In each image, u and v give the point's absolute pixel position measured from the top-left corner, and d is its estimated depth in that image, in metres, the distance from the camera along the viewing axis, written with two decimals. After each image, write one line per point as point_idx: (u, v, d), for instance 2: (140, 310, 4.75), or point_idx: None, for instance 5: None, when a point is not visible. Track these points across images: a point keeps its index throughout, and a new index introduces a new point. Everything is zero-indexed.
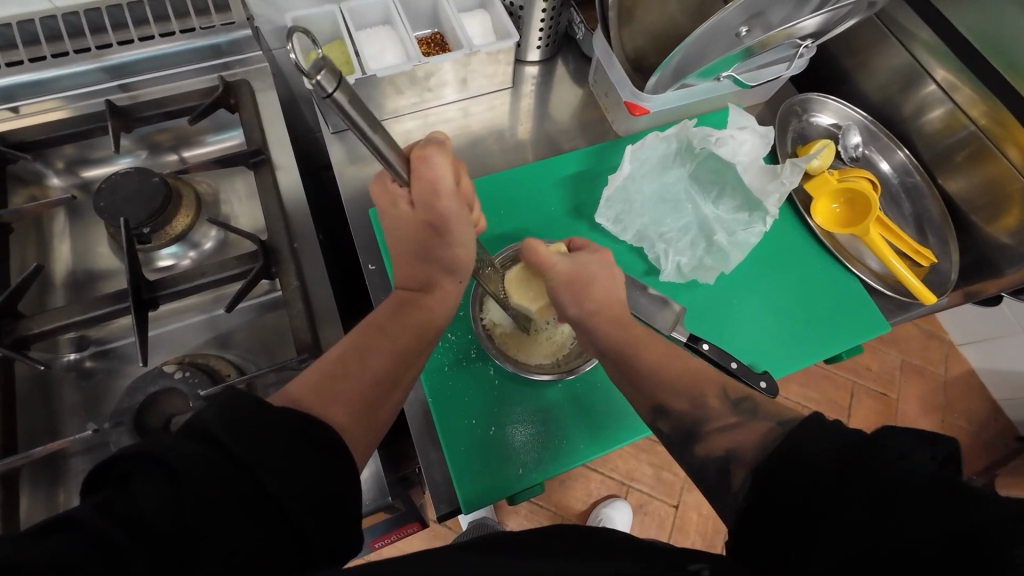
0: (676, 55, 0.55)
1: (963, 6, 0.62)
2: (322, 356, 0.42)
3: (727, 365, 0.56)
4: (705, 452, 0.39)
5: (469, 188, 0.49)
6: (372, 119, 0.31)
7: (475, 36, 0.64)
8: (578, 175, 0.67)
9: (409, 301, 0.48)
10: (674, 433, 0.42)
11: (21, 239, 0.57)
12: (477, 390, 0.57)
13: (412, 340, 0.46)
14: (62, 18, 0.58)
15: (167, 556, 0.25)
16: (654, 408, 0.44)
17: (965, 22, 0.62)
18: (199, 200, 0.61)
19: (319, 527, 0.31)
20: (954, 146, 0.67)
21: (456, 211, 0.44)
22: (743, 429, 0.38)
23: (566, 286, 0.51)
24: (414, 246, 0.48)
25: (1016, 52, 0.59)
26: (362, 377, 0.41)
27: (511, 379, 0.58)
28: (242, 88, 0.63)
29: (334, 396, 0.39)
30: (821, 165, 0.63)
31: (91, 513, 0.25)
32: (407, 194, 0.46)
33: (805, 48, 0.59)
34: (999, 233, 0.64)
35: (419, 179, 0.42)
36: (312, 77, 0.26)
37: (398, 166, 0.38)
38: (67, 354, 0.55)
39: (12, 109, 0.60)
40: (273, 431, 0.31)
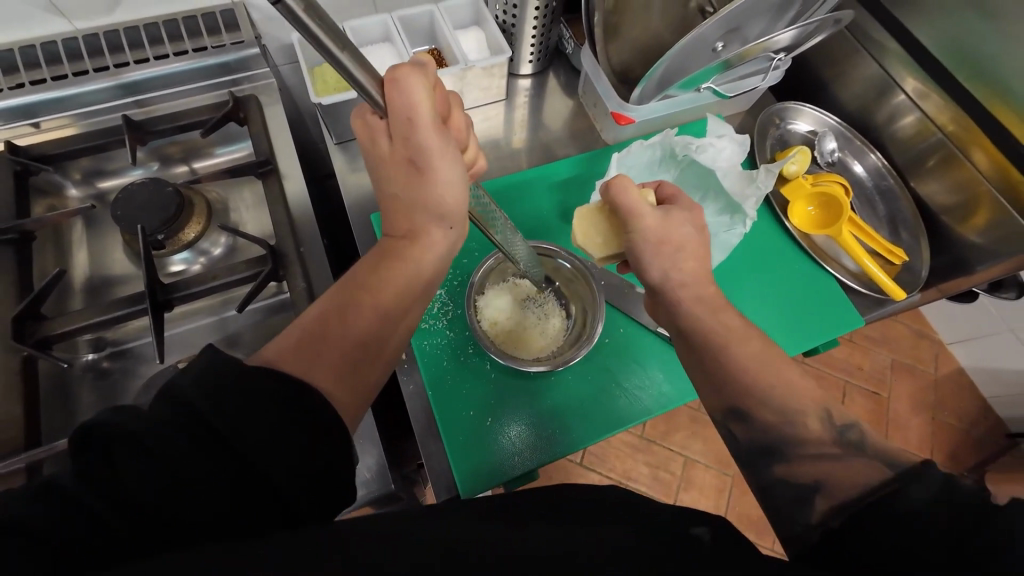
0: (658, 69, 0.58)
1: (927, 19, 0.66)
2: (300, 319, 0.42)
3: None
4: (802, 476, 0.38)
5: (459, 123, 0.48)
6: (337, 35, 0.30)
7: (470, 51, 0.69)
8: (569, 180, 0.71)
9: (401, 250, 0.49)
10: (750, 437, 0.42)
11: (41, 248, 0.60)
12: (473, 383, 0.60)
13: (395, 297, 0.46)
14: (83, 39, 0.62)
15: (154, 526, 0.26)
16: (727, 409, 0.44)
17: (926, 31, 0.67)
18: (209, 209, 0.65)
19: (308, 496, 0.31)
20: (925, 152, 0.70)
21: (435, 144, 0.44)
22: (840, 464, 0.37)
23: (651, 240, 0.50)
24: (402, 201, 0.48)
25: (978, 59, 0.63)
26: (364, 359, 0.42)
27: (506, 372, 0.61)
28: (251, 102, 0.66)
29: (330, 361, 0.39)
30: (797, 169, 0.67)
31: (85, 477, 0.26)
32: (385, 126, 0.45)
33: (779, 60, 0.63)
34: (970, 233, 0.67)
35: (394, 107, 0.41)
36: None
37: (372, 91, 0.38)
38: (85, 354, 0.57)
39: (34, 125, 0.63)
40: (253, 403, 0.31)
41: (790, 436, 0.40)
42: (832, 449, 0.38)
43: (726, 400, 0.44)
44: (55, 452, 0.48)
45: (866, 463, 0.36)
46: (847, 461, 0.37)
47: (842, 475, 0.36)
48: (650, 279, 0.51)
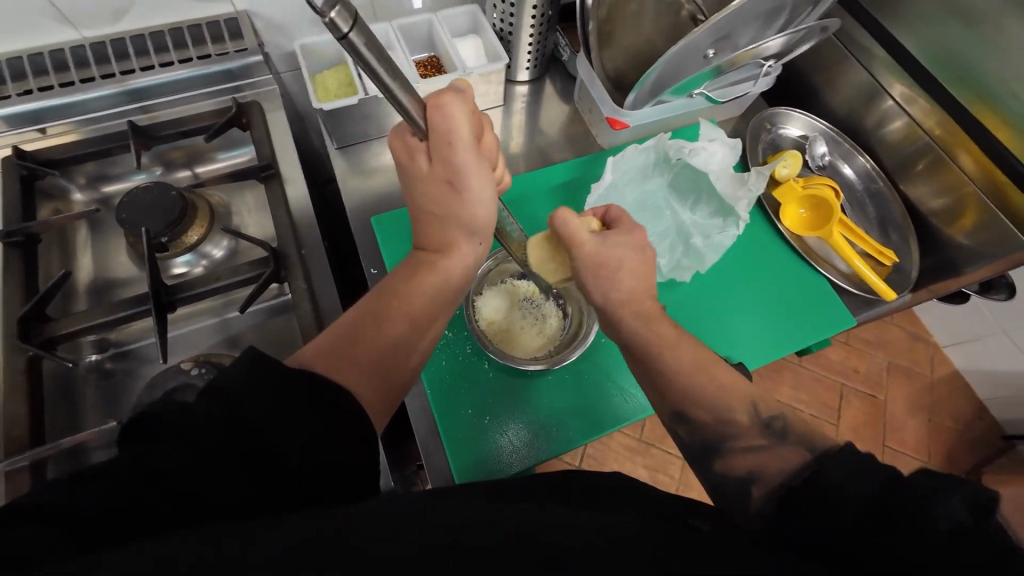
0: (651, 75, 0.60)
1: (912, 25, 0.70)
2: (330, 327, 0.43)
3: None
4: (737, 471, 0.39)
5: (491, 145, 0.50)
6: (387, 63, 0.31)
7: (468, 58, 0.71)
8: (566, 184, 0.72)
9: (433, 265, 0.50)
10: (690, 437, 0.43)
11: (46, 251, 0.61)
12: (474, 382, 0.61)
13: (425, 304, 0.47)
14: (90, 47, 0.64)
15: (196, 512, 0.27)
16: (672, 411, 0.45)
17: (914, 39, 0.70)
18: (212, 212, 0.66)
19: (334, 490, 0.32)
20: (913, 156, 0.72)
21: (472, 163, 0.45)
22: (769, 453, 0.38)
23: (589, 266, 0.51)
24: (435, 216, 0.49)
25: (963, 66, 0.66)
26: (364, 356, 0.41)
27: (506, 372, 0.62)
28: (254, 109, 0.68)
29: (342, 359, 0.40)
30: (789, 173, 0.69)
31: (124, 462, 0.27)
32: (424, 148, 0.46)
33: (769, 67, 0.65)
34: (958, 234, 0.69)
35: (435, 129, 0.42)
36: (325, 13, 0.26)
37: (415, 113, 0.39)
38: (89, 355, 0.58)
39: (40, 130, 0.64)
40: (287, 401, 0.32)
41: (780, 429, 0.41)
42: (760, 441, 0.40)
43: (669, 399, 0.45)
44: (58, 450, 0.48)
45: (798, 450, 0.37)
46: (775, 451, 0.38)
47: (773, 463, 0.37)
48: (593, 301, 0.52)
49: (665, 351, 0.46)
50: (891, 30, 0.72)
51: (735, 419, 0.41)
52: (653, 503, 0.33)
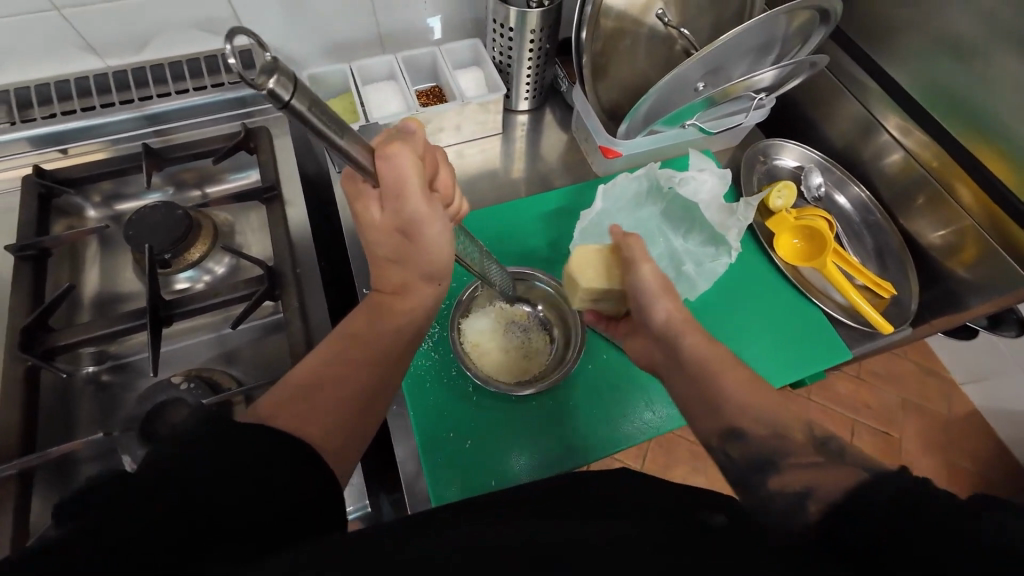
0: (642, 106, 0.61)
1: (906, 59, 0.71)
2: (287, 378, 0.43)
3: None
4: (790, 487, 0.34)
5: (448, 184, 0.49)
6: (333, 123, 0.31)
7: (469, 88, 0.74)
8: (559, 210, 0.73)
9: (390, 307, 0.50)
10: (741, 456, 0.38)
11: (57, 265, 0.63)
12: (456, 410, 0.60)
13: (393, 343, 0.48)
14: (113, 75, 0.68)
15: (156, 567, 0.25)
16: (725, 426, 0.40)
17: (908, 73, 0.71)
18: (215, 230, 0.68)
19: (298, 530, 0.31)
20: (912, 189, 0.71)
21: (424, 211, 0.45)
22: (820, 471, 0.33)
23: (655, 287, 0.54)
24: (392, 260, 0.50)
25: (961, 96, 0.66)
26: (319, 399, 0.41)
27: (487, 398, 0.61)
28: (262, 134, 0.70)
29: (293, 408, 0.39)
30: (784, 204, 0.69)
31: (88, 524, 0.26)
32: (376, 198, 0.46)
33: (760, 100, 0.66)
34: (959, 268, 0.67)
35: (386, 179, 0.42)
36: (264, 86, 0.26)
37: (364, 164, 0.38)
38: (86, 367, 0.60)
39: (62, 151, 0.68)
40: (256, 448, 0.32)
41: (828, 443, 0.36)
42: (814, 458, 0.35)
43: (721, 414, 0.41)
44: (45, 460, 0.49)
45: (854, 469, 0.32)
46: (833, 470, 0.33)
47: (829, 480, 0.32)
48: (655, 320, 0.53)
49: (712, 371, 0.45)
50: (882, 67, 0.73)
51: (790, 430, 0.38)
52: (658, 507, 0.31)
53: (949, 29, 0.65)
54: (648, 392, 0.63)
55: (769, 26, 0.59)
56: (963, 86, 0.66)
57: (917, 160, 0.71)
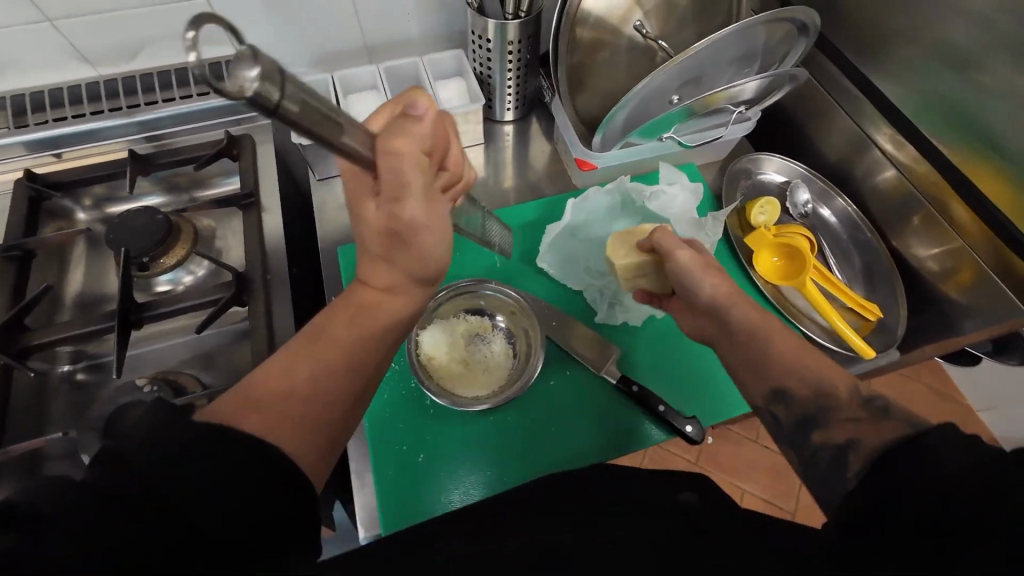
0: (615, 118, 0.60)
1: (902, 70, 0.68)
2: (240, 383, 0.35)
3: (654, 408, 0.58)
4: (833, 439, 0.36)
5: (456, 160, 0.42)
6: (322, 116, 0.29)
7: (449, 99, 0.74)
8: (530, 222, 0.71)
9: (373, 307, 0.41)
10: (789, 417, 0.40)
11: (43, 265, 0.65)
12: (411, 433, 0.59)
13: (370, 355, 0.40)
14: (104, 83, 0.70)
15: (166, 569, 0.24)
16: (770, 388, 0.42)
17: (904, 85, 0.68)
18: (196, 235, 0.70)
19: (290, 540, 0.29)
20: (906, 207, 0.68)
21: (422, 216, 0.38)
22: (870, 426, 0.35)
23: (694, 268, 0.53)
24: (375, 255, 0.41)
25: (959, 108, 0.64)
26: (276, 384, 0.36)
27: (443, 419, 0.60)
28: (245, 141, 0.72)
29: (262, 405, 0.34)
30: (767, 220, 0.67)
31: (43, 552, 0.23)
32: (370, 189, 0.38)
33: (740, 112, 0.65)
34: (954, 291, 0.64)
35: (385, 166, 0.35)
36: (241, 90, 0.24)
37: (361, 150, 0.33)
38: (62, 365, 0.61)
39: (57, 155, 0.71)
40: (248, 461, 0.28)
41: (875, 401, 0.37)
42: (859, 413, 0.36)
43: (765, 374, 0.43)
44: (9, 456, 0.52)
45: (900, 423, 0.34)
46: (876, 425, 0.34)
47: (876, 433, 0.34)
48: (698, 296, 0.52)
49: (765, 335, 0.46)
50: (871, 82, 0.71)
51: (831, 385, 0.39)
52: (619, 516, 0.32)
53: (945, 40, 0.62)
54: (610, 412, 0.60)
55: (746, 37, 0.57)
56: (961, 100, 0.63)
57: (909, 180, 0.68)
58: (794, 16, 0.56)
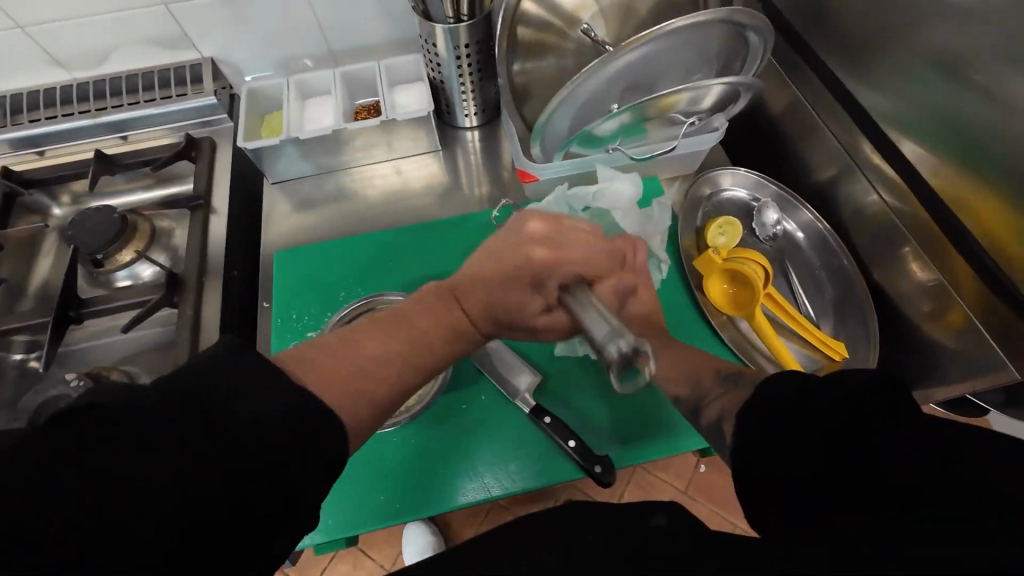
0: (550, 126, 0.56)
1: (899, 79, 0.60)
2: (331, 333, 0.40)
3: (565, 442, 0.54)
4: (709, 416, 0.42)
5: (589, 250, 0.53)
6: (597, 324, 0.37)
7: (402, 105, 0.72)
8: (467, 234, 0.69)
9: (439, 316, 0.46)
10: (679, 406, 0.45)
11: (11, 257, 0.69)
12: (370, 455, 0.57)
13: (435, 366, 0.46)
14: (77, 87, 0.74)
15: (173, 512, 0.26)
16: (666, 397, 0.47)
17: (903, 95, 0.60)
18: (153, 232, 0.72)
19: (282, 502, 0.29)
20: (891, 234, 0.60)
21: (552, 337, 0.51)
22: (728, 396, 0.41)
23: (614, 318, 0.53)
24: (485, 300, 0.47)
25: (960, 124, 0.55)
26: (349, 363, 0.38)
27: (404, 445, 0.57)
28: (204, 144, 0.74)
29: (315, 370, 0.36)
30: (727, 241, 0.61)
31: (41, 516, 0.24)
32: (539, 301, 0.48)
33: (695, 123, 0.60)
34: (945, 334, 0.55)
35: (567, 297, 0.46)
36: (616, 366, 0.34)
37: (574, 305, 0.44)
38: (16, 354, 0.63)
39: (39, 153, 0.75)
40: (278, 436, 0.29)
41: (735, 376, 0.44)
42: (720, 390, 0.43)
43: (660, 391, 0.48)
44: None
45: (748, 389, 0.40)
46: (731, 396, 0.41)
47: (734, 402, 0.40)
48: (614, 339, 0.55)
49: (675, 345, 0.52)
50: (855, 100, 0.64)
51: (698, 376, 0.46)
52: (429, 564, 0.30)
53: (938, 46, 0.55)
54: (519, 445, 0.57)
55: (688, 43, 0.52)
56: (962, 114, 0.54)
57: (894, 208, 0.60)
58: (732, 18, 0.50)
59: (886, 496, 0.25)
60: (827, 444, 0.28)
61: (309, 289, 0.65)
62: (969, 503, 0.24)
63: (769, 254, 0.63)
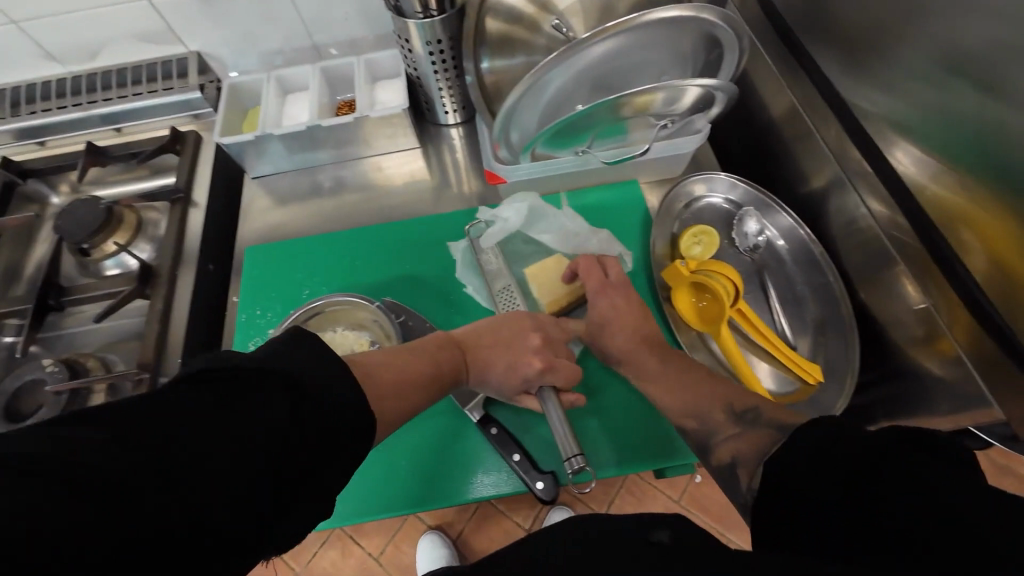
0: (511, 129, 0.54)
1: (901, 79, 0.55)
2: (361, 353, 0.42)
3: (509, 455, 0.53)
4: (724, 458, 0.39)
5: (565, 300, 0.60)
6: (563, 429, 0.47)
7: (378, 101, 0.71)
8: (435, 235, 0.68)
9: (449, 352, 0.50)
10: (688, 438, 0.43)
11: (7, 244, 0.72)
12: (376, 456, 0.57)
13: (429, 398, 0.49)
14: (72, 80, 0.76)
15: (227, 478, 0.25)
16: None
17: (908, 96, 0.55)
18: (138, 224, 0.73)
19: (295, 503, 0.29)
20: (880, 249, 0.56)
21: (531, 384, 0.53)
22: (746, 439, 0.39)
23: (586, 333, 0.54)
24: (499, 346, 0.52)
25: (964, 130, 0.50)
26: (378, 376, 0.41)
27: (411, 449, 0.56)
28: (189, 138, 0.75)
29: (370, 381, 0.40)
30: (702, 252, 0.59)
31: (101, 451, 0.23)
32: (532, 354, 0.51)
33: (668, 126, 0.57)
34: (932, 362, 0.51)
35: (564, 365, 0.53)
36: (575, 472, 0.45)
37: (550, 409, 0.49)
38: (6, 337, 0.65)
39: (39, 143, 0.78)
40: (321, 437, 0.30)
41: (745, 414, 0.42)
42: (735, 430, 0.41)
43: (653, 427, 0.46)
44: None
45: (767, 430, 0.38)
46: (747, 437, 0.39)
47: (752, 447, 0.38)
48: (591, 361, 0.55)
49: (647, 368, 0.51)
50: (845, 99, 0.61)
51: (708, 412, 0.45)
52: None
53: (942, 40, 0.50)
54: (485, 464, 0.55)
55: (654, 44, 0.49)
56: (966, 119, 0.50)
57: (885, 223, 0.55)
58: (698, 16, 0.47)
59: (905, 524, 0.24)
60: (852, 474, 0.28)
61: (277, 285, 0.66)
62: (978, 510, 0.23)
63: (746, 267, 0.60)
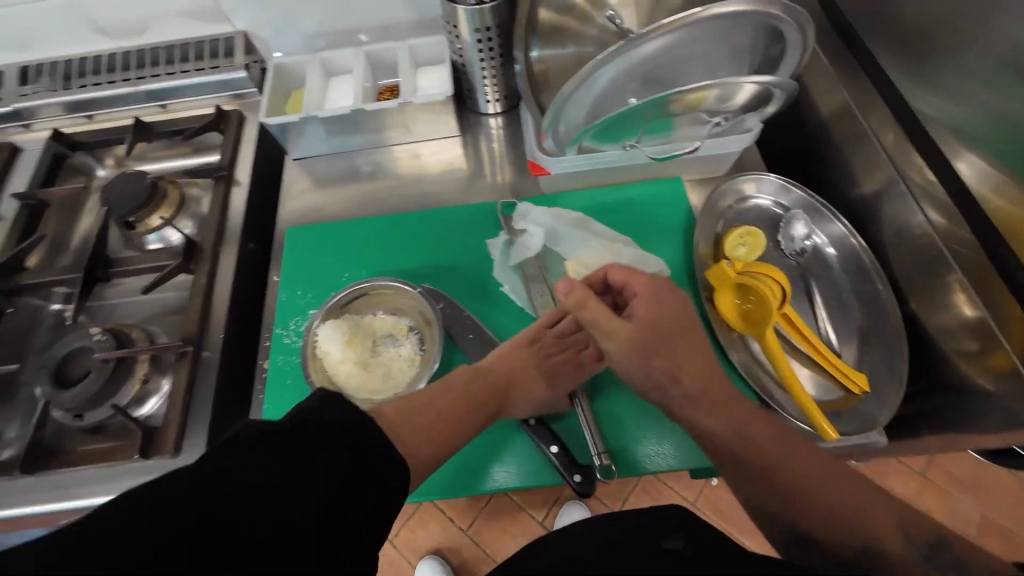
0: (562, 122, 0.54)
1: (970, 82, 0.56)
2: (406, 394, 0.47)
3: (546, 448, 0.53)
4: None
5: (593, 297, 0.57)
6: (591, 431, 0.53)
7: (421, 87, 0.71)
8: (473, 224, 0.68)
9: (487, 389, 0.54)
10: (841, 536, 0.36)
11: (54, 214, 0.74)
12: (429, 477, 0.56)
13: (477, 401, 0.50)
14: (122, 56, 0.77)
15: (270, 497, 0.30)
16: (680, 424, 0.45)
17: (978, 99, 0.56)
18: (181, 200, 0.74)
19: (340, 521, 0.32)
20: (933, 258, 0.54)
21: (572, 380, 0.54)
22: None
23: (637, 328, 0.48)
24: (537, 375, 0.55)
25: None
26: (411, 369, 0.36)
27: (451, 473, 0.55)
28: (233, 117, 0.76)
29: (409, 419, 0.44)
30: (746, 253, 0.58)
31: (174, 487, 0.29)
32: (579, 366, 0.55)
33: (721, 123, 0.56)
34: (985, 376, 0.49)
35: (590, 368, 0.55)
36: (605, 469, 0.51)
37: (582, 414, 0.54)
38: (54, 304, 0.67)
39: (88, 117, 0.80)
40: (344, 453, 0.34)
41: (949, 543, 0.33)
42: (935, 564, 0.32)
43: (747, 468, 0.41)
44: None
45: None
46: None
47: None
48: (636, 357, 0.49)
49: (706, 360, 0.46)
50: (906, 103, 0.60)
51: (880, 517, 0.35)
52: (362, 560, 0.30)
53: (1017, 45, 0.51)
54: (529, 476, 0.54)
55: (714, 38, 0.49)
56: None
57: (941, 232, 0.54)
58: (764, 10, 0.46)
59: None
60: None
61: (316, 266, 0.67)
62: None
63: (791, 270, 0.59)
